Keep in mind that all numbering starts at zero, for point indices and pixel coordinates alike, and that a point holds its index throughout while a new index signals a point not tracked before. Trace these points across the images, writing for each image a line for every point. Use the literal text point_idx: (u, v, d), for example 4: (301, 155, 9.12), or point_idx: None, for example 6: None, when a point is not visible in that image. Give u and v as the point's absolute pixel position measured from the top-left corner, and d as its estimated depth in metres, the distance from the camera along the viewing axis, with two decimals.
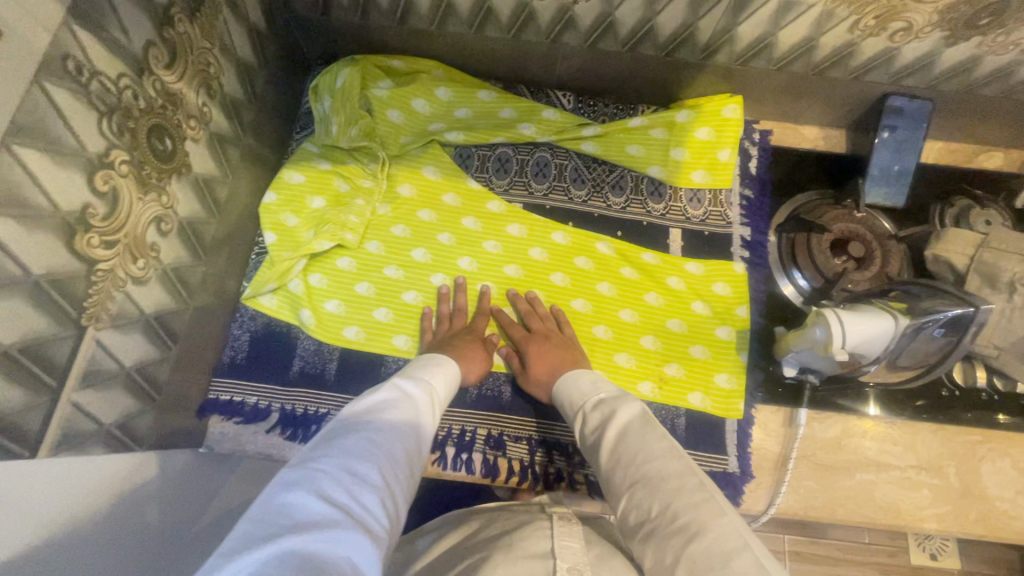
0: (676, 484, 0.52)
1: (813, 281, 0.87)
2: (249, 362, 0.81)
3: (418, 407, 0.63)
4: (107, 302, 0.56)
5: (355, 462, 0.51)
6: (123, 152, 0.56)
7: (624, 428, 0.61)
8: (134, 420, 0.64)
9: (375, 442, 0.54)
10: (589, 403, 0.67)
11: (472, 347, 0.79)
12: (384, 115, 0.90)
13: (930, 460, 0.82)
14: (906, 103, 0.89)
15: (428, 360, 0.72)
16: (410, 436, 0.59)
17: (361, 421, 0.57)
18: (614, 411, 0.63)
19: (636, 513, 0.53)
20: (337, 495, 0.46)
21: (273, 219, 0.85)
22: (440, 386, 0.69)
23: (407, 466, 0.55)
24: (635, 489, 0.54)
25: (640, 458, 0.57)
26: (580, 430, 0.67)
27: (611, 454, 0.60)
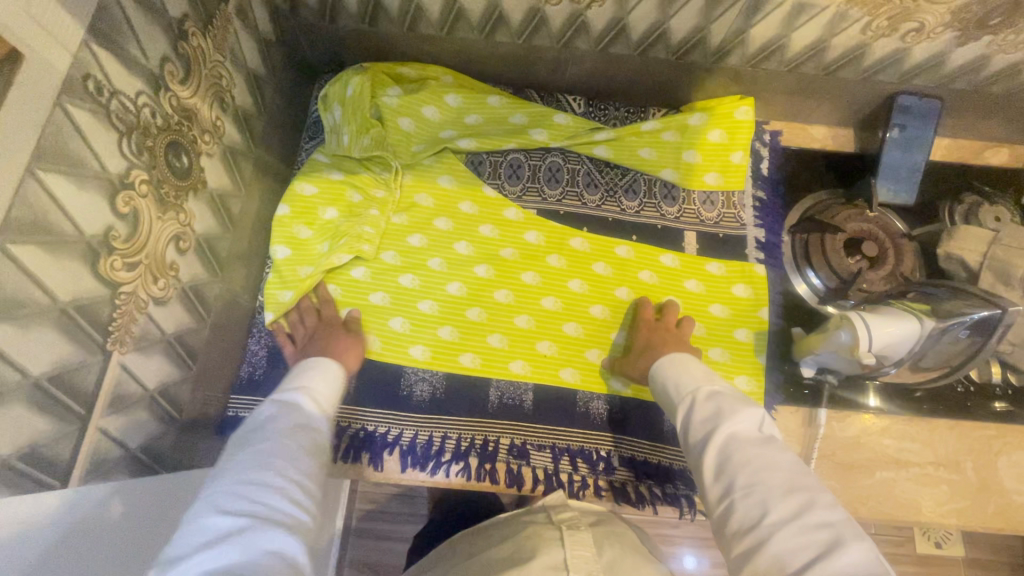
0: (795, 499, 0.53)
1: (828, 281, 0.87)
2: (266, 379, 0.78)
3: (303, 407, 0.65)
4: (131, 325, 0.55)
5: (247, 473, 0.53)
6: (142, 171, 0.54)
7: (738, 433, 0.61)
8: (158, 442, 0.63)
9: (258, 449, 0.56)
10: (701, 397, 0.67)
11: (346, 344, 0.78)
12: (395, 123, 0.89)
13: (947, 456, 0.83)
14: (914, 101, 0.90)
15: (311, 364, 0.72)
16: (305, 434, 0.61)
17: (246, 434, 0.59)
18: (731, 416, 0.62)
19: (741, 518, 0.54)
20: (237, 505, 0.49)
21: (285, 231, 0.84)
22: (326, 383, 0.71)
23: (306, 456, 0.58)
24: (744, 511, 0.54)
25: (761, 475, 0.55)
26: (681, 416, 0.68)
27: (715, 460, 0.59)
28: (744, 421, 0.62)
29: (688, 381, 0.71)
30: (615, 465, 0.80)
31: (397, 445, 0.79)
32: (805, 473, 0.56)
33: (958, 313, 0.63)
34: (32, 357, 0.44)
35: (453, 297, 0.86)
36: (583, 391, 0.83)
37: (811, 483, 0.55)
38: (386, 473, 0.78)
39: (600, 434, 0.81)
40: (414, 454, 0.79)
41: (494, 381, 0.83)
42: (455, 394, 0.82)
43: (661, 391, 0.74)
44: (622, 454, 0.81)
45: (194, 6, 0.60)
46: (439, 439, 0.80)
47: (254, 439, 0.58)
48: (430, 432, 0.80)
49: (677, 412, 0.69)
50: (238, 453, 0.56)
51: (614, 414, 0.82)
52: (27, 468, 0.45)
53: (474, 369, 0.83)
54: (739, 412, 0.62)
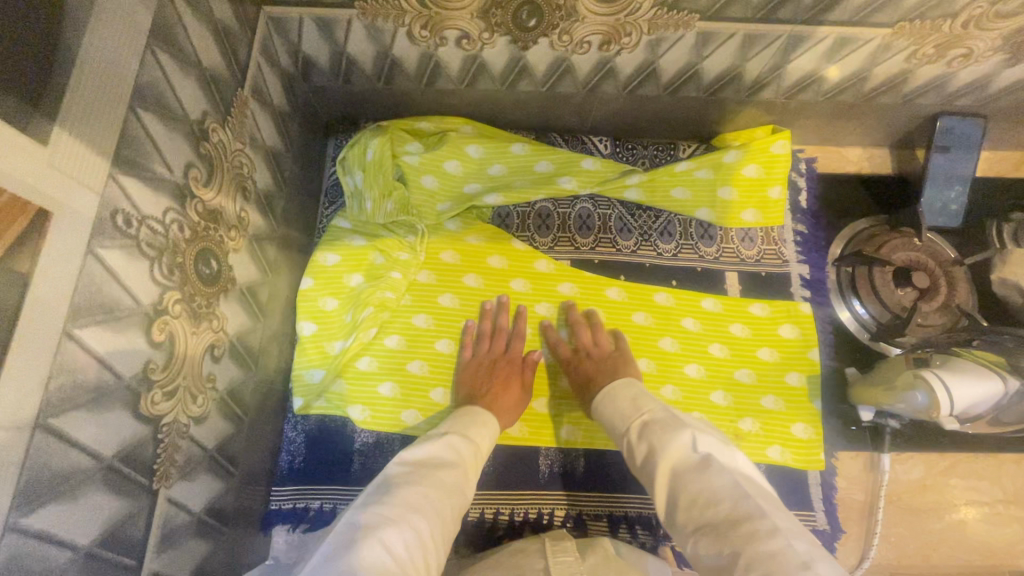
0: (744, 525, 0.50)
1: (878, 315, 0.84)
2: (306, 467, 0.76)
3: (470, 461, 0.65)
4: (175, 453, 0.52)
5: (407, 513, 0.53)
6: (175, 291, 0.51)
7: (675, 462, 0.59)
8: (208, 561, 0.59)
9: (429, 497, 0.57)
10: (636, 429, 0.65)
11: (506, 389, 0.77)
12: (417, 182, 0.84)
13: (1019, 492, 0.80)
14: (956, 121, 0.86)
15: (477, 412, 0.72)
16: (461, 494, 0.61)
17: (424, 474, 0.59)
18: (665, 450, 0.60)
19: (705, 567, 0.51)
20: (390, 540, 0.50)
21: (312, 306, 0.81)
22: (487, 437, 0.70)
23: (453, 520, 0.58)
24: (704, 560, 0.51)
25: (707, 514, 0.53)
26: (628, 448, 0.65)
27: (672, 507, 0.57)
28: (677, 449, 0.60)
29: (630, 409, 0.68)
30: None
31: None
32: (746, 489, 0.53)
33: None
34: (81, 527, 0.41)
35: None
36: None
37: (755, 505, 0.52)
38: (438, 555, 0.75)
39: None
40: (466, 533, 0.76)
41: (542, 449, 0.79)
42: (505, 466, 0.78)
43: (608, 423, 0.71)
44: None
45: (212, 99, 0.56)
46: (492, 515, 0.76)
47: (420, 479, 0.58)
48: (483, 508, 0.77)
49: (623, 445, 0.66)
50: (406, 485, 0.57)
51: None
52: None
53: (523, 439, 0.79)
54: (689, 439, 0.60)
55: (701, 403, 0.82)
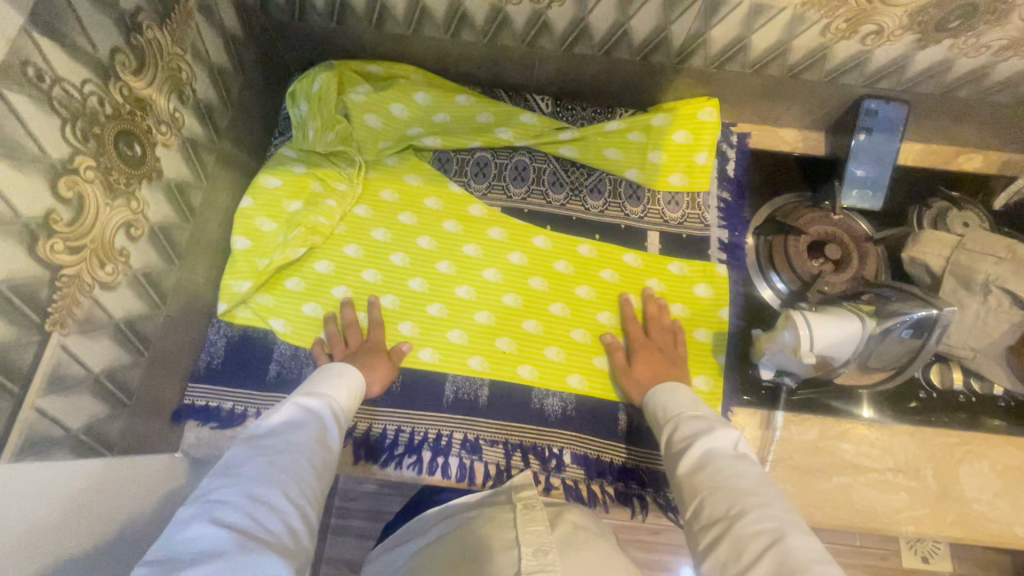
0: (762, 500, 0.54)
1: (790, 284, 0.86)
2: (225, 367, 0.81)
3: (326, 418, 0.67)
4: (74, 307, 0.56)
5: (254, 486, 0.54)
6: (88, 157, 0.56)
7: (712, 447, 0.62)
8: (103, 426, 0.64)
9: (276, 465, 0.57)
10: (685, 417, 0.68)
11: (372, 363, 0.79)
12: (361, 120, 0.90)
13: (908, 463, 0.82)
14: (881, 105, 0.89)
15: (330, 371, 0.74)
16: (317, 451, 0.62)
17: (265, 443, 0.60)
18: (708, 432, 0.63)
19: (710, 514, 0.56)
20: (233, 519, 0.50)
21: (247, 224, 0.85)
22: (346, 396, 0.72)
23: (313, 478, 0.59)
24: (712, 509, 0.56)
25: (726, 483, 0.57)
26: (666, 437, 0.68)
27: (692, 469, 0.61)
28: (722, 439, 0.63)
29: (673, 404, 0.71)
30: (567, 462, 0.80)
31: (350, 437, 0.80)
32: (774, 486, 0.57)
33: (896, 313, 0.63)
34: None
35: (414, 293, 0.87)
36: (540, 387, 0.83)
37: (771, 492, 0.56)
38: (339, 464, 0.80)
39: (553, 431, 0.81)
40: (367, 447, 0.80)
41: (451, 376, 0.83)
42: (410, 389, 0.82)
43: (653, 414, 0.73)
44: (575, 451, 0.80)
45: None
46: (393, 431, 0.80)
47: (263, 451, 0.59)
48: (386, 424, 0.81)
49: (661, 435, 0.69)
50: (249, 460, 0.57)
51: (568, 411, 0.82)
52: None
53: (432, 364, 0.84)
54: (707, 428, 0.64)
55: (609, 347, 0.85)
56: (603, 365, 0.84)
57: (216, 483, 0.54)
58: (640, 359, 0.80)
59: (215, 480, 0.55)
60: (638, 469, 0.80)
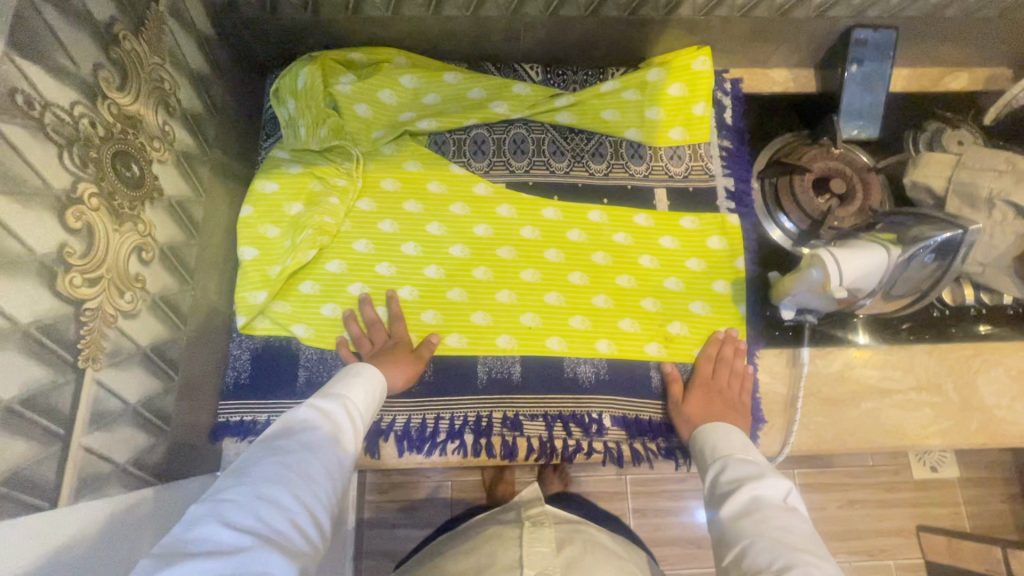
0: (807, 559, 0.52)
1: (800, 224, 0.88)
2: (253, 381, 0.79)
3: (340, 414, 0.65)
4: (101, 341, 0.54)
5: (265, 486, 0.52)
6: (90, 184, 0.53)
7: (759, 495, 0.60)
8: (148, 456, 0.62)
9: (288, 464, 0.55)
10: (735, 458, 0.66)
11: (396, 359, 0.78)
12: (351, 111, 0.87)
13: (929, 380, 0.86)
14: (870, 34, 0.89)
15: (351, 371, 0.72)
16: (334, 451, 0.60)
17: (282, 441, 0.58)
18: (757, 479, 0.62)
19: (751, 566, 0.54)
20: (241, 520, 0.48)
21: (252, 233, 0.83)
22: (364, 394, 0.70)
23: (326, 477, 0.57)
24: (754, 560, 0.54)
25: (775, 535, 0.55)
26: (710, 478, 0.67)
27: (735, 515, 0.59)
28: (773, 488, 0.61)
29: (721, 443, 0.70)
30: (607, 426, 0.81)
31: (391, 431, 0.80)
32: (823, 546, 0.55)
33: (922, 239, 0.66)
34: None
35: (431, 280, 0.86)
36: (571, 357, 0.83)
37: (821, 553, 0.54)
38: (384, 459, 0.80)
39: (589, 397, 0.82)
40: (409, 439, 0.80)
41: (481, 358, 0.83)
42: (444, 376, 0.82)
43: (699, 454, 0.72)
44: (614, 414, 0.82)
45: (122, 7, 0.58)
46: (433, 420, 0.81)
47: (275, 447, 0.57)
48: (424, 414, 0.81)
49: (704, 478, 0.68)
50: (260, 457, 0.55)
51: (601, 376, 0.83)
52: (10, 490, 0.44)
53: (461, 349, 0.83)
54: (757, 473, 0.63)
55: (632, 309, 0.86)
56: (629, 327, 0.85)
57: (228, 481, 0.53)
58: (696, 392, 0.79)
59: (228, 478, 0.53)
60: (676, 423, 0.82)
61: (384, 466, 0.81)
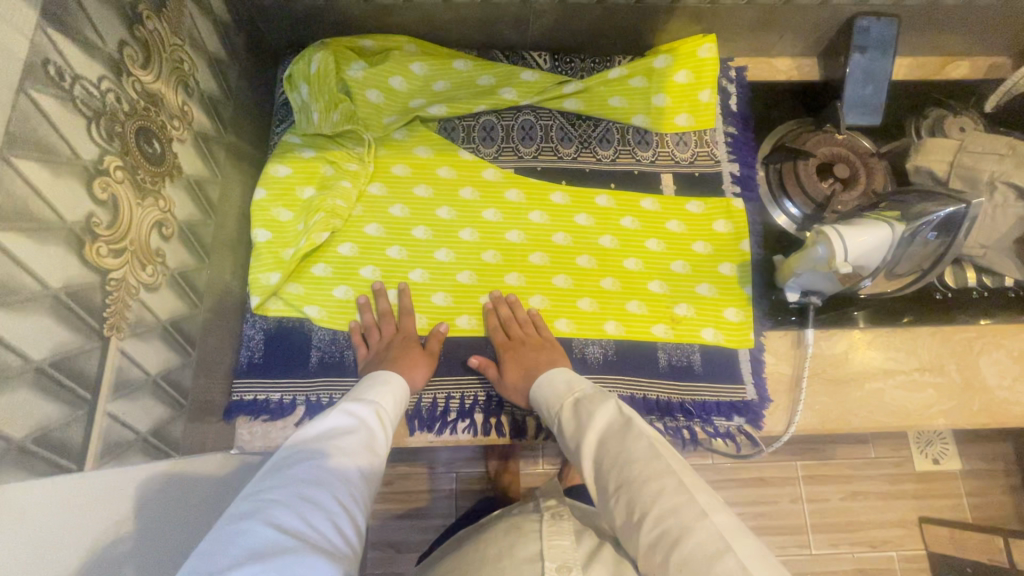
0: (662, 479, 0.56)
1: (805, 208, 0.89)
2: (267, 361, 0.81)
3: (373, 423, 0.66)
4: (125, 311, 0.56)
5: (305, 487, 0.53)
6: (116, 157, 0.55)
7: (603, 432, 0.63)
8: (167, 428, 0.64)
9: (325, 466, 0.57)
10: (569, 406, 0.68)
11: (405, 351, 0.79)
12: (363, 97, 0.89)
13: (932, 361, 0.87)
14: (872, 22, 0.91)
15: (377, 376, 0.73)
16: (365, 456, 0.61)
17: (317, 446, 0.59)
18: (594, 416, 0.64)
19: (628, 507, 0.56)
20: (286, 520, 0.50)
21: (265, 216, 0.84)
22: (392, 401, 0.71)
23: (361, 484, 0.58)
24: (626, 500, 0.56)
25: (620, 478, 0.58)
26: (573, 409, 0.67)
27: (593, 459, 0.62)
28: (604, 417, 0.64)
29: (583, 380, 0.71)
30: None
31: (403, 410, 0.81)
32: (666, 445, 0.60)
33: (925, 214, 0.68)
34: (32, 343, 0.45)
35: (441, 263, 0.87)
36: (579, 338, 0.85)
37: (672, 461, 0.58)
38: (396, 437, 0.81)
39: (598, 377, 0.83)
40: (420, 417, 0.81)
41: (491, 339, 0.84)
42: (455, 357, 0.84)
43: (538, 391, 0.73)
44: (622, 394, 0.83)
45: None
46: (443, 399, 0.82)
47: (314, 453, 0.58)
48: (434, 394, 0.82)
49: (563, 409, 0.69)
50: (299, 460, 0.57)
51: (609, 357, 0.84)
52: (42, 449, 0.46)
53: (471, 330, 0.85)
54: (624, 409, 0.64)
55: (639, 291, 0.87)
56: (636, 309, 0.86)
57: (268, 483, 0.54)
58: (506, 359, 0.79)
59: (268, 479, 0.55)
60: (684, 403, 0.82)
61: (396, 444, 0.82)
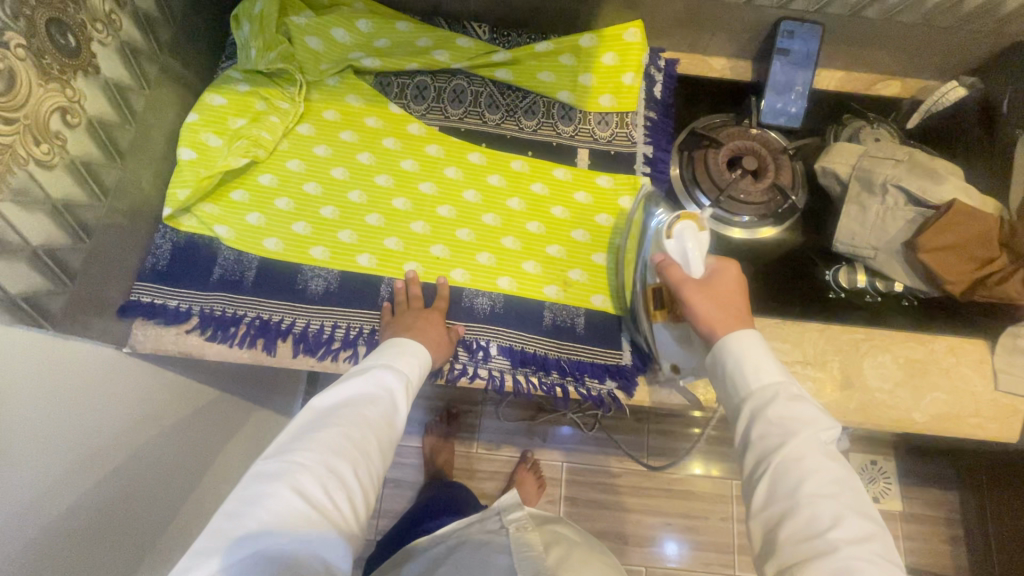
0: (861, 523, 0.57)
1: (710, 196, 0.93)
2: (170, 269, 0.85)
3: (400, 396, 0.71)
4: (6, 175, 0.61)
5: (329, 460, 0.60)
6: (19, 35, 0.60)
7: (821, 445, 0.62)
8: (46, 299, 0.68)
9: (348, 437, 0.63)
10: (785, 391, 0.65)
11: (431, 325, 0.80)
12: (303, 42, 0.95)
13: (816, 356, 0.88)
14: (796, 27, 0.94)
15: (407, 346, 0.76)
16: (384, 429, 0.67)
17: (347, 415, 0.65)
18: (816, 426, 0.63)
19: (803, 526, 0.57)
20: (309, 491, 0.57)
21: (193, 137, 0.89)
22: (417, 370, 0.75)
23: (381, 455, 0.65)
24: (812, 521, 0.57)
25: (829, 498, 0.58)
26: (750, 406, 0.65)
27: (793, 464, 0.60)
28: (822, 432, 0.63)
29: (756, 375, 0.66)
30: (493, 354, 0.85)
31: (290, 332, 0.84)
32: (861, 495, 0.61)
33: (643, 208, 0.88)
34: None
35: (353, 204, 0.91)
36: (471, 288, 0.88)
37: (870, 511, 0.60)
38: (278, 358, 0.84)
39: (481, 325, 0.86)
40: (306, 342, 0.84)
41: (386, 278, 0.88)
42: (348, 289, 0.87)
43: (720, 372, 0.70)
44: (501, 344, 0.86)
45: None
46: (330, 327, 0.85)
47: (341, 421, 0.64)
48: (322, 320, 0.85)
49: (744, 403, 0.66)
50: (326, 427, 0.63)
51: (496, 308, 0.87)
52: None
53: (369, 268, 0.88)
54: (811, 419, 0.63)
55: (537, 253, 0.90)
56: (531, 269, 0.89)
57: (293, 446, 0.60)
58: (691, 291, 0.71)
59: (292, 442, 0.61)
60: (559, 360, 0.85)
61: (279, 366, 0.84)
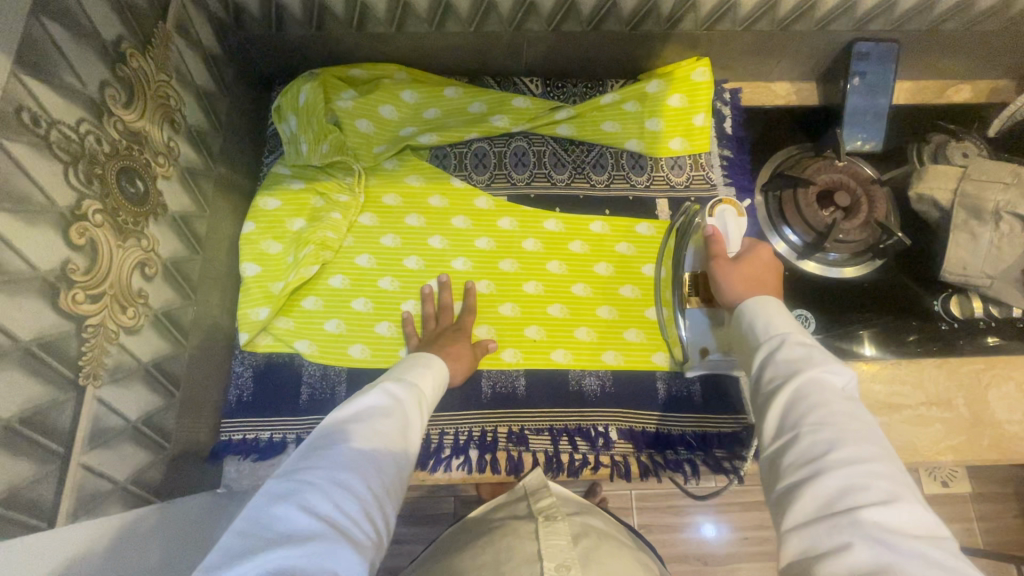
0: (872, 453, 0.48)
1: (805, 237, 0.87)
2: (255, 399, 0.79)
3: (413, 405, 0.62)
4: (103, 356, 0.54)
5: (339, 473, 0.49)
6: (95, 201, 0.53)
7: (827, 379, 0.53)
8: (147, 472, 0.63)
9: (359, 449, 0.52)
10: (794, 337, 0.58)
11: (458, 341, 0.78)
12: (353, 126, 0.88)
13: (939, 395, 0.84)
14: (871, 46, 0.89)
15: (421, 358, 0.70)
16: (400, 439, 0.57)
17: (354, 426, 0.55)
18: (823, 364, 0.54)
19: (801, 452, 0.49)
20: (316, 507, 0.46)
21: (254, 249, 0.83)
22: (432, 383, 0.68)
23: (395, 469, 0.54)
24: (810, 447, 0.49)
25: (835, 424, 0.49)
26: (762, 356, 0.59)
27: (794, 397, 0.53)
28: (836, 374, 0.54)
29: (762, 326, 0.61)
30: (614, 439, 0.81)
31: None
32: (882, 437, 0.50)
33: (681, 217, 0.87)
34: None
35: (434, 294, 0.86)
36: (576, 370, 0.83)
37: (886, 448, 0.49)
38: None
39: (594, 410, 0.82)
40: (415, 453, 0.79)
41: (485, 372, 0.82)
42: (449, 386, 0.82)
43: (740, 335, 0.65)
44: (621, 427, 0.81)
45: (129, 27, 0.59)
46: (437, 435, 0.80)
47: (351, 432, 0.54)
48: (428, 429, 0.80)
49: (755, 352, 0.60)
50: (332, 440, 0.53)
51: (606, 389, 0.82)
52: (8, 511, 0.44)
53: None
54: (821, 360, 0.55)
55: (637, 319, 0.85)
56: (634, 337, 0.84)
57: (300, 464, 0.50)
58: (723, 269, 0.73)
59: (300, 460, 0.51)
60: (684, 435, 0.81)
61: None
